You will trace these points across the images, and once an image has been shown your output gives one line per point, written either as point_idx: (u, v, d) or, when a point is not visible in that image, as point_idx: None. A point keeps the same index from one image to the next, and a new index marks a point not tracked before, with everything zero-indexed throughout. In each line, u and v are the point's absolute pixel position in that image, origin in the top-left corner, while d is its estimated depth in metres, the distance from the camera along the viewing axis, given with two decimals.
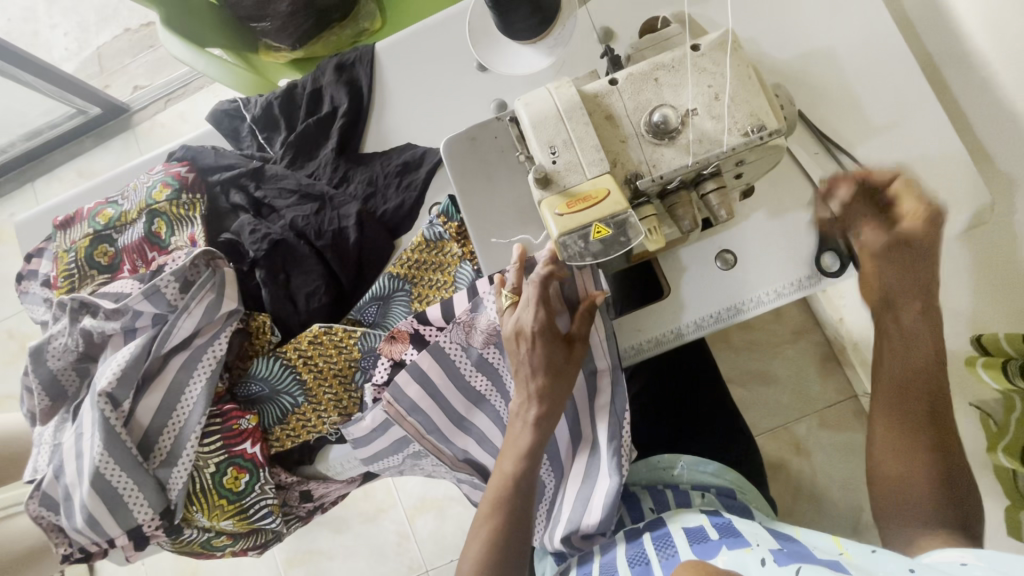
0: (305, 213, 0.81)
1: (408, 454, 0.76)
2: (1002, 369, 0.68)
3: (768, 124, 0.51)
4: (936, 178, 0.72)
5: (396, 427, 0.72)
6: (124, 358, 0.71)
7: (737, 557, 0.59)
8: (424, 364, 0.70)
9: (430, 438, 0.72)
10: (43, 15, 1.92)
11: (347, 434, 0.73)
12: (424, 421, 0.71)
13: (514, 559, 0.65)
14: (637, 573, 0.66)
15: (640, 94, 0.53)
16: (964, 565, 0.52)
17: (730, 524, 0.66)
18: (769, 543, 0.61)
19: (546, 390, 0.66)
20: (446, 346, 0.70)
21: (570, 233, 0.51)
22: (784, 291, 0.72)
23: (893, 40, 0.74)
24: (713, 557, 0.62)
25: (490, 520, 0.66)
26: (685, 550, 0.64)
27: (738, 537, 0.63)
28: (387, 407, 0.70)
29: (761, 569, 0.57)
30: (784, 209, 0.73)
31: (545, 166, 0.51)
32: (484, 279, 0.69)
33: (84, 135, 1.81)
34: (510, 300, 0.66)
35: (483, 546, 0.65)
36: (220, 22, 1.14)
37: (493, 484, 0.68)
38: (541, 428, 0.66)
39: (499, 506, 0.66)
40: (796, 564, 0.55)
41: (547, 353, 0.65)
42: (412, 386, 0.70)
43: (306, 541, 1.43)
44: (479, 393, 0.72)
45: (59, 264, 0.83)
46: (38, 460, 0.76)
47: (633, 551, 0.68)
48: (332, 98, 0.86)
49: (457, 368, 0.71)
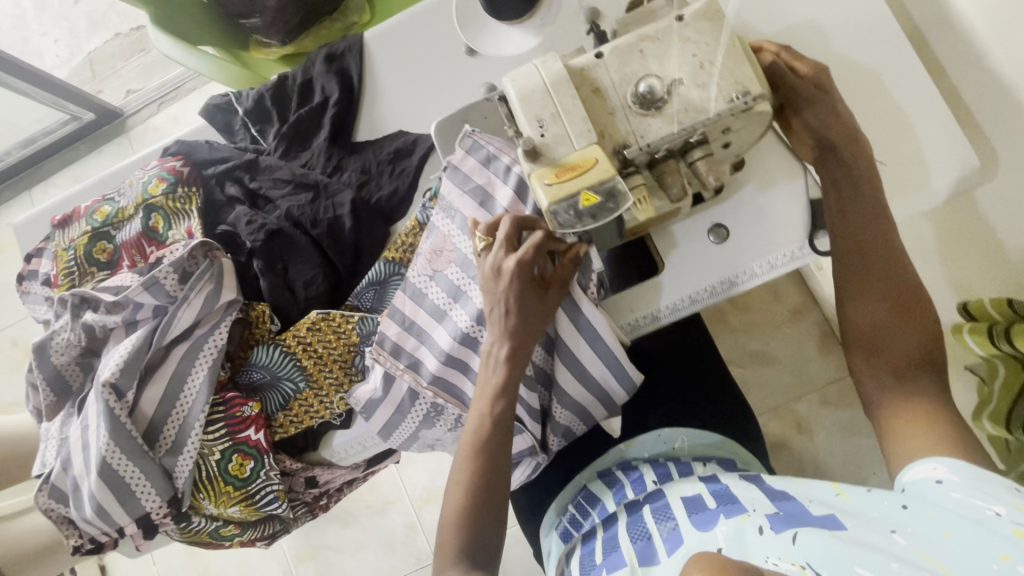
0: (300, 203, 0.82)
1: (418, 421, 0.75)
2: (989, 334, 0.74)
3: (753, 90, 0.51)
4: (924, 147, 0.73)
5: (398, 383, 0.73)
6: (126, 350, 0.71)
7: (736, 529, 0.61)
8: (403, 304, 0.72)
9: (431, 387, 0.72)
10: (34, 22, 1.93)
11: (354, 401, 0.74)
12: (419, 367, 0.72)
13: (498, 494, 0.67)
14: (641, 548, 0.67)
15: (626, 66, 0.53)
16: (939, 483, 0.56)
17: (728, 491, 0.67)
18: (764, 508, 0.62)
19: (518, 327, 0.65)
20: (415, 279, 0.71)
21: (559, 202, 0.51)
22: (776, 263, 0.74)
23: (878, 10, 0.74)
24: (712, 529, 0.63)
25: (471, 461, 0.67)
26: (686, 525, 0.65)
27: (736, 504, 0.65)
28: (376, 356, 0.71)
29: (760, 538, 0.59)
30: (775, 182, 0.75)
31: (533, 139, 0.51)
32: (438, 208, 0.72)
33: (78, 142, 1.82)
34: (485, 241, 0.67)
35: (464, 490, 0.67)
36: (209, 21, 1.16)
37: (471, 426, 0.68)
38: (511, 365, 0.66)
39: (477, 447, 0.67)
40: (793, 531, 0.58)
41: (521, 296, 0.64)
42: (407, 343, 0.72)
43: (316, 535, 1.45)
44: (474, 340, 0.70)
45: (60, 263, 0.84)
46: (45, 454, 0.76)
47: (635, 528, 0.69)
48: (323, 87, 0.86)
49: (431, 299, 0.71)
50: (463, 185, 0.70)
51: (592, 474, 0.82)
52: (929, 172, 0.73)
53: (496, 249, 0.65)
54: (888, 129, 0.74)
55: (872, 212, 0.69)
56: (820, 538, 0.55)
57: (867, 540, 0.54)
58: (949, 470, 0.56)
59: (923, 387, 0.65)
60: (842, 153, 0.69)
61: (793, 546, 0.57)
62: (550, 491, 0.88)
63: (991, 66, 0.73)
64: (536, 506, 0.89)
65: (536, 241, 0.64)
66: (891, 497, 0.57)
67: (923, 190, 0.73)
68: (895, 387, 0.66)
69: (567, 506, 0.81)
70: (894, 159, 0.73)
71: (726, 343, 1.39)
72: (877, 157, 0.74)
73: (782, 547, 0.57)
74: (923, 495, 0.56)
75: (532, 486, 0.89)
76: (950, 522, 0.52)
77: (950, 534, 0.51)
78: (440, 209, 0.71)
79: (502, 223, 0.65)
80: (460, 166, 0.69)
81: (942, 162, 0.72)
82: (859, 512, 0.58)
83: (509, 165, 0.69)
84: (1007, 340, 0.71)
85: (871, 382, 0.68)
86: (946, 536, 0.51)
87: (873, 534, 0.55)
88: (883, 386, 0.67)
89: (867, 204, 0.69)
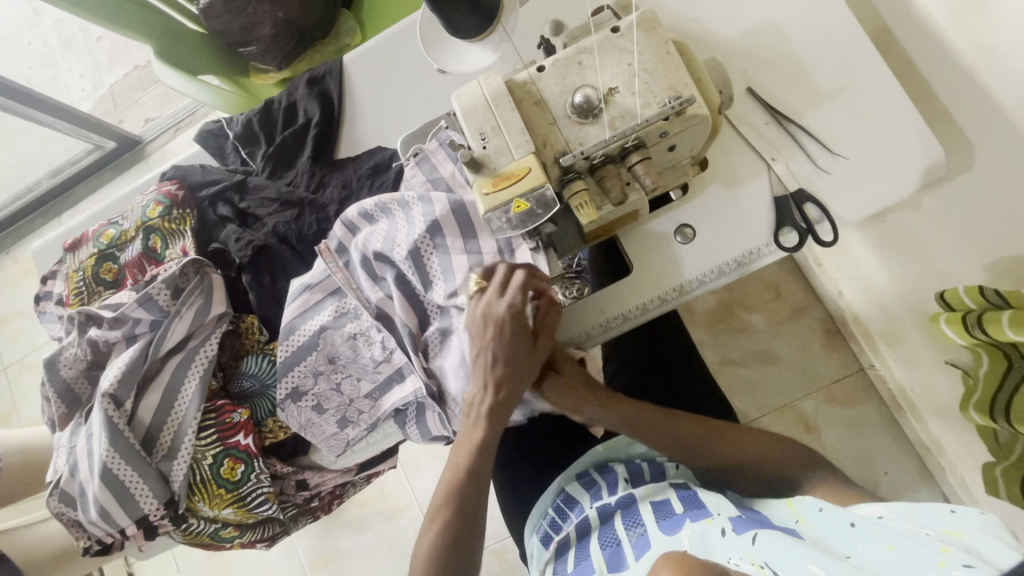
0: (286, 219, 0.86)
1: (388, 417, 0.81)
2: (964, 323, 0.72)
3: (684, 95, 0.53)
4: (889, 140, 0.73)
5: (374, 383, 0.80)
6: (123, 362, 0.77)
7: (701, 531, 0.63)
8: (339, 276, 0.78)
9: (393, 388, 0.78)
10: (60, 60, 2.06)
11: (330, 404, 0.81)
12: (377, 361, 0.79)
13: (472, 510, 0.70)
14: (609, 554, 0.69)
15: (565, 78, 0.56)
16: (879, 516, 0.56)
17: (695, 496, 0.69)
18: (728, 512, 0.64)
19: (506, 378, 0.68)
20: (301, 325, 0.79)
21: (495, 210, 0.54)
22: (742, 261, 0.76)
23: (837, 6, 0.75)
24: (677, 530, 0.65)
25: (443, 511, 0.70)
26: (653, 527, 0.67)
27: (701, 508, 0.67)
28: (325, 339, 0.79)
29: (722, 539, 0.61)
30: (737, 182, 0.77)
31: (474, 150, 0.54)
32: (387, 197, 0.75)
33: (102, 169, 1.93)
34: (478, 286, 0.68)
35: (434, 537, 0.68)
36: (210, 50, 1.24)
37: (447, 477, 0.72)
38: (495, 417, 0.69)
39: (450, 500, 0.70)
40: (752, 532, 0.60)
41: (509, 344, 0.67)
42: (375, 334, 0.78)
43: (329, 541, 1.50)
44: (428, 331, 0.75)
45: (70, 283, 0.91)
46: (56, 462, 0.82)
47: (606, 535, 0.71)
48: (306, 110, 0.91)
49: (405, 279, 0.74)
50: (430, 174, 0.74)
51: (569, 475, 0.82)
52: (897, 163, 0.73)
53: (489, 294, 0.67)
54: (852, 122, 0.74)
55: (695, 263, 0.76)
56: (778, 539, 0.57)
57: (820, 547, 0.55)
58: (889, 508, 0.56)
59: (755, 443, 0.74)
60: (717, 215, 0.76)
61: (752, 545, 0.58)
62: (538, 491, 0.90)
63: (955, 55, 0.74)
64: (523, 507, 0.91)
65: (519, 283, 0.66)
66: (840, 518, 0.57)
67: (896, 183, 0.73)
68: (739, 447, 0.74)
69: (545, 510, 0.82)
70: (862, 153, 0.74)
71: (724, 342, 1.39)
72: (842, 152, 0.74)
73: (742, 546, 0.58)
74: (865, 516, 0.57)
75: (518, 487, 0.92)
76: (891, 537, 0.51)
77: (893, 548, 0.50)
78: (400, 203, 0.74)
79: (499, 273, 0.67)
80: (431, 155, 0.73)
81: (910, 153, 0.72)
82: (817, 529, 0.59)
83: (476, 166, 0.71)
84: (980, 328, 0.69)
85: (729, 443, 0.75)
86: (889, 550, 0.50)
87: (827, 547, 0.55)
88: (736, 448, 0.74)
89: (695, 256, 0.76)
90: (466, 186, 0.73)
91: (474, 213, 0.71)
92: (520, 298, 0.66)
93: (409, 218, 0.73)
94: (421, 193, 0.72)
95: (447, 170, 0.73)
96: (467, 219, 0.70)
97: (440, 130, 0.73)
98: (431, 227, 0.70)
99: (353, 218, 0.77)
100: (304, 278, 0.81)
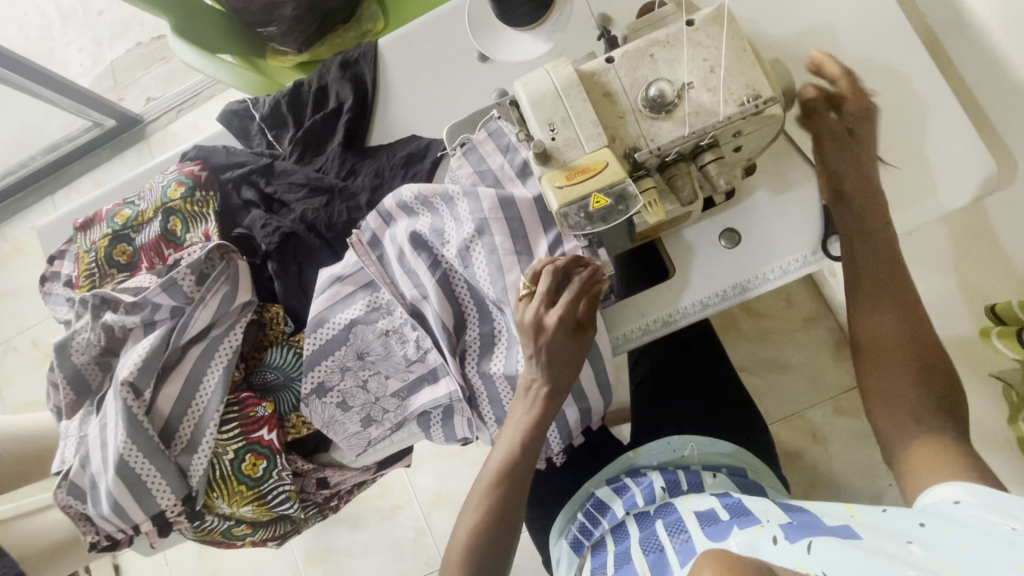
0: (315, 207, 0.83)
1: (416, 418, 0.78)
2: (1017, 336, 0.72)
3: (764, 93, 0.51)
4: (939, 151, 0.72)
5: (406, 382, 0.77)
6: (143, 349, 0.73)
7: (751, 539, 0.61)
8: (373, 271, 0.75)
9: (427, 387, 0.76)
10: (59, 32, 1.98)
11: (354, 402, 0.78)
12: (409, 360, 0.76)
13: (512, 508, 0.69)
14: (653, 560, 0.67)
15: (636, 71, 0.54)
16: (957, 502, 0.56)
17: (741, 502, 0.68)
18: (779, 519, 0.62)
19: (555, 370, 0.67)
20: (331, 318, 0.76)
21: (570, 205, 0.52)
22: (789, 267, 0.73)
23: (891, 13, 0.74)
24: (725, 539, 0.63)
25: (489, 493, 0.69)
26: (699, 535, 0.66)
27: (748, 515, 0.65)
28: (355, 336, 0.76)
29: (774, 549, 0.58)
30: (785, 187, 0.74)
31: (544, 142, 0.52)
32: (424, 189, 0.71)
33: (100, 148, 1.87)
34: (526, 290, 0.66)
35: (471, 532, 0.68)
36: (227, 29, 1.18)
37: (484, 470, 0.71)
38: (549, 402, 0.68)
39: (489, 493, 0.69)
40: (807, 540, 0.57)
41: (557, 342, 0.65)
42: (408, 331, 0.75)
43: (326, 538, 1.46)
44: (467, 331, 0.73)
45: (81, 264, 0.86)
46: (65, 452, 0.78)
47: (647, 538, 0.70)
48: (338, 93, 0.87)
49: (447, 276, 0.72)
50: (477, 165, 0.71)
51: (600, 480, 0.81)
52: (946, 175, 0.72)
53: (536, 302, 0.65)
54: (902, 133, 0.73)
55: (741, 268, 0.74)
56: (835, 546, 0.54)
57: (883, 553, 0.52)
58: (967, 492, 0.56)
59: (941, 426, 0.65)
60: (851, 187, 0.70)
61: (807, 553, 0.55)
62: (560, 496, 0.88)
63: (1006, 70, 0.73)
64: (544, 511, 0.88)
65: (573, 289, 0.65)
66: (908, 516, 0.57)
67: (940, 195, 0.72)
68: (893, 411, 0.68)
69: (575, 514, 0.80)
70: (911, 164, 0.73)
71: (736, 349, 1.38)
72: (888, 161, 0.73)
73: (797, 555, 0.56)
74: (938, 513, 0.56)
75: (541, 490, 0.90)
76: (965, 536, 0.51)
77: (969, 548, 0.50)
78: (442, 197, 0.71)
79: (544, 275, 0.64)
80: (479, 146, 0.71)
81: (960, 164, 0.71)
82: (877, 528, 0.57)
83: (527, 159, 0.69)
84: None
85: (883, 408, 0.69)
86: (963, 549, 0.50)
87: (888, 550, 0.53)
88: (901, 425, 0.67)
89: (741, 262, 0.74)
90: (516, 180, 0.70)
91: (523, 210, 0.68)
92: (571, 301, 0.64)
93: (453, 214, 0.70)
94: (467, 187, 0.69)
95: (496, 162, 0.70)
96: (517, 215, 0.67)
97: (490, 120, 0.71)
98: (477, 224, 0.68)
99: (392, 211, 0.74)
100: (333, 270, 0.78)
